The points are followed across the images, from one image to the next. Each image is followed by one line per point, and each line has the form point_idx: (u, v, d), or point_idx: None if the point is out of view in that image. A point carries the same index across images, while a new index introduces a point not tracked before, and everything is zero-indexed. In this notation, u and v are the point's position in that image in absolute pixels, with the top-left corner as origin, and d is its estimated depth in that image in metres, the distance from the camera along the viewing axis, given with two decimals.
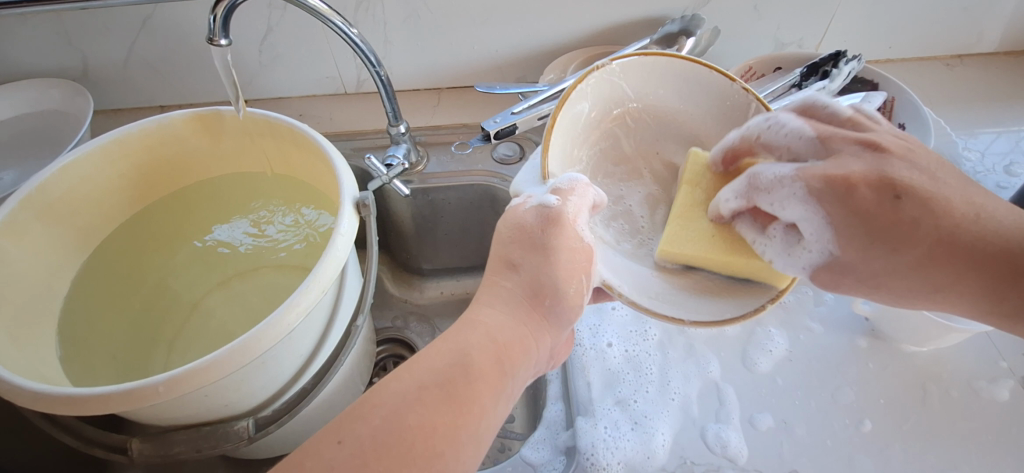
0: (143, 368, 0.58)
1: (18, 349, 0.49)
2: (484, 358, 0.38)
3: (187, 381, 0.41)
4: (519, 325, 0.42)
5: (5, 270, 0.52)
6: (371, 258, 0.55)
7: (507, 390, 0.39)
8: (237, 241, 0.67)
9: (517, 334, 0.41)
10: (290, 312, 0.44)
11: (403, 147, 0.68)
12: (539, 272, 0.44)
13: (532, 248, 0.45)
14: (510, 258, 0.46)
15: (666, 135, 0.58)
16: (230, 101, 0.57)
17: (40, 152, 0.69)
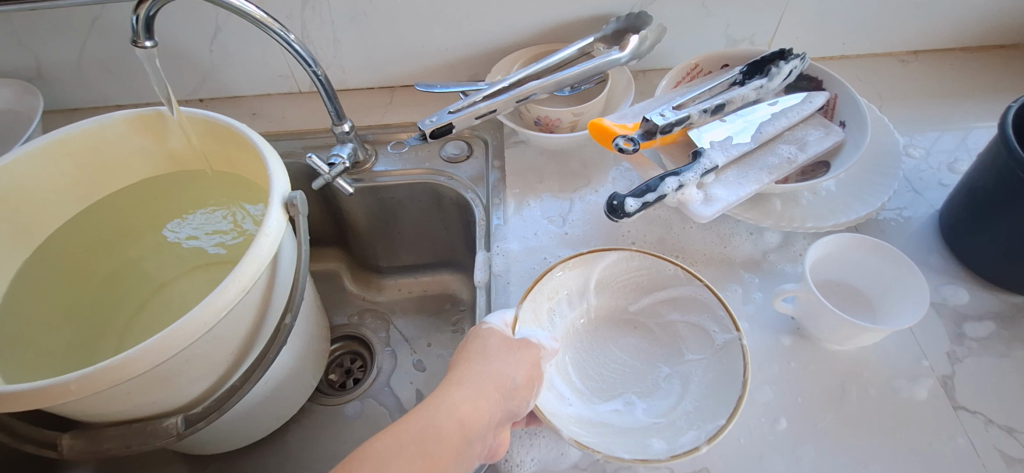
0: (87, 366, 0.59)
1: None
2: (450, 428, 0.38)
3: (99, 379, 0.42)
4: (483, 398, 0.41)
5: None
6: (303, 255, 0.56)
7: (466, 459, 0.38)
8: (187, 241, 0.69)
9: (478, 406, 0.41)
10: (208, 312, 0.45)
11: (348, 146, 0.68)
12: (506, 369, 0.43)
13: (509, 346, 0.45)
14: (483, 348, 0.45)
15: (638, 307, 0.53)
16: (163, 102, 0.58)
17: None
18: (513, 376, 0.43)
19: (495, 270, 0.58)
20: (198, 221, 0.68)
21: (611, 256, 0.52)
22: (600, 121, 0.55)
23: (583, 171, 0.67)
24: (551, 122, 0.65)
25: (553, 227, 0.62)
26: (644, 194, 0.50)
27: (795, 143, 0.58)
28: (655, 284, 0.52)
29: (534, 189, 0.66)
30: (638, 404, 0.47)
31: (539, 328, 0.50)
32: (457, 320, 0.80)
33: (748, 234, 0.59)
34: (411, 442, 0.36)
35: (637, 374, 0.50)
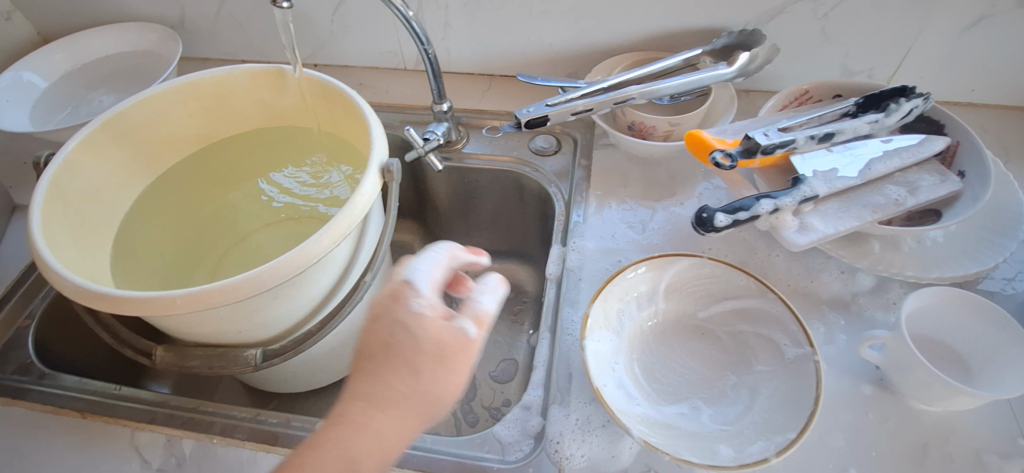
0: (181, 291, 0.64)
1: (74, 249, 0.56)
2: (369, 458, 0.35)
3: (202, 299, 0.46)
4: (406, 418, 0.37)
5: (79, 179, 0.59)
6: (391, 220, 0.59)
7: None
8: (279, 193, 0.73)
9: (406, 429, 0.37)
10: (301, 256, 0.48)
11: (443, 125, 0.71)
12: (434, 391, 0.38)
13: (440, 359, 0.38)
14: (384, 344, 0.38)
15: (708, 317, 0.51)
16: (290, 62, 0.62)
17: (130, 86, 0.77)
18: (446, 401, 0.39)
19: (568, 265, 0.59)
20: (294, 176, 0.72)
21: (683, 260, 0.51)
22: (699, 132, 0.54)
23: (671, 183, 0.66)
24: (644, 129, 0.65)
25: (632, 233, 0.61)
26: (736, 212, 0.48)
27: (905, 185, 0.54)
28: (726, 293, 0.51)
29: (618, 193, 0.65)
30: (705, 410, 0.46)
31: (608, 330, 0.49)
32: (520, 311, 0.82)
33: (839, 272, 0.56)
34: (336, 470, 0.34)
35: (707, 381, 0.49)
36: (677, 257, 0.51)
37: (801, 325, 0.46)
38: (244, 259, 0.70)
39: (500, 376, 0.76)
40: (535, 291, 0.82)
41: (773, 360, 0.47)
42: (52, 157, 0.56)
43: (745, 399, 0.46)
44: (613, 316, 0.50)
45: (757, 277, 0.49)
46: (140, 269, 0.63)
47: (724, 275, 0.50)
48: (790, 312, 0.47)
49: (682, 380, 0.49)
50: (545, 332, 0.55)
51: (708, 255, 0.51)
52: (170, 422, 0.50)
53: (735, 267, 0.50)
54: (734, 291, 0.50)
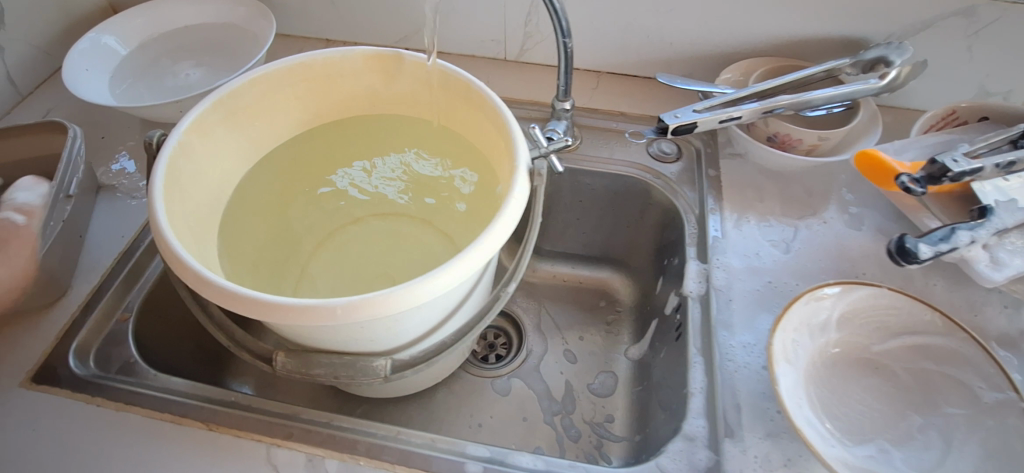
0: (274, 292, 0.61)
1: (190, 241, 0.51)
2: None
3: (363, 308, 0.41)
4: None
5: (190, 163, 0.53)
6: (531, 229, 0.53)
7: None
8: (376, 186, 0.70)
9: None
10: (464, 266, 0.44)
11: (563, 124, 0.66)
12: None
13: None
14: None
15: (885, 351, 0.49)
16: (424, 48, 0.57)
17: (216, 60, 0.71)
18: None
19: (716, 284, 0.56)
20: (392, 169, 0.69)
21: (859, 289, 0.48)
22: (876, 153, 0.51)
23: (810, 199, 0.62)
24: (788, 141, 0.61)
25: (777, 252, 0.58)
26: (939, 243, 0.45)
27: None
28: (907, 327, 0.48)
29: (755, 208, 0.62)
30: (896, 454, 0.44)
31: (789, 364, 0.46)
32: (615, 321, 0.79)
33: (1003, 307, 0.54)
34: None
35: (892, 421, 0.46)
36: (860, 286, 0.48)
37: (1002, 370, 0.44)
38: (342, 253, 0.69)
39: (598, 389, 0.74)
40: (631, 301, 0.79)
41: (966, 403, 0.45)
42: (167, 138, 0.50)
43: (936, 443, 0.44)
44: (792, 347, 0.47)
45: (944, 312, 0.47)
46: (243, 269, 0.60)
47: (908, 309, 0.48)
48: (980, 349, 0.45)
49: (864, 419, 0.46)
50: (697, 355, 0.52)
51: (890, 286, 0.48)
52: (308, 437, 0.46)
53: (920, 301, 0.47)
54: (917, 326, 0.48)
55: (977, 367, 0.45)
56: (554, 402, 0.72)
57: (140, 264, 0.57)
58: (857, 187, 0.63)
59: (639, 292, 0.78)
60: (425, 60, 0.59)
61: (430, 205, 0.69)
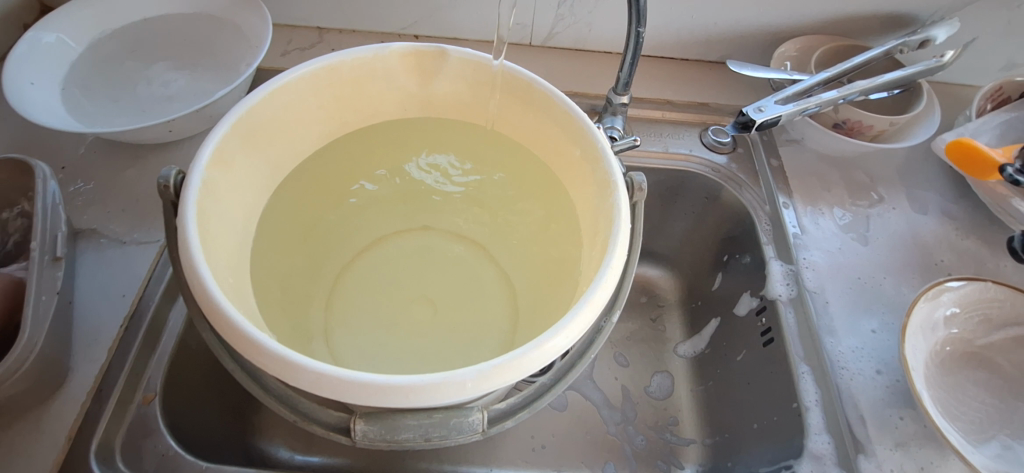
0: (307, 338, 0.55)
1: (234, 297, 0.42)
2: None
3: (495, 376, 0.35)
4: None
5: (216, 204, 0.43)
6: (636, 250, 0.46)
7: None
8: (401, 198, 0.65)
9: None
10: (593, 309, 0.39)
11: (619, 118, 0.60)
12: None
13: None
14: None
15: (991, 343, 0.49)
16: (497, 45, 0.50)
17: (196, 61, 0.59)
18: None
19: (808, 286, 0.54)
20: (405, 183, 0.64)
21: (964, 285, 0.48)
22: (973, 143, 0.49)
23: (872, 184, 0.62)
24: (857, 127, 0.59)
25: (858, 246, 0.57)
26: None
27: None
28: (1014, 319, 0.48)
29: (824, 198, 0.60)
30: (1019, 448, 0.44)
31: (914, 372, 0.45)
32: (662, 315, 0.73)
33: None
34: None
35: (1008, 415, 0.46)
36: (968, 284, 0.47)
37: None
38: (372, 275, 0.64)
39: (655, 391, 0.69)
40: (678, 293, 0.73)
41: None
42: (189, 179, 0.40)
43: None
44: (913, 354, 0.46)
45: None
46: (280, 321, 0.53)
47: (1014, 302, 0.48)
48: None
49: (983, 416, 0.46)
50: (803, 364, 0.50)
51: (996, 280, 0.48)
52: None
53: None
54: (1022, 317, 0.48)
55: None
56: (613, 410, 0.67)
57: (159, 318, 0.47)
58: (913, 169, 0.63)
59: (686, 283, 0.73)
60: (493, 62, 0.51)
61: (453, 216, 0.66)
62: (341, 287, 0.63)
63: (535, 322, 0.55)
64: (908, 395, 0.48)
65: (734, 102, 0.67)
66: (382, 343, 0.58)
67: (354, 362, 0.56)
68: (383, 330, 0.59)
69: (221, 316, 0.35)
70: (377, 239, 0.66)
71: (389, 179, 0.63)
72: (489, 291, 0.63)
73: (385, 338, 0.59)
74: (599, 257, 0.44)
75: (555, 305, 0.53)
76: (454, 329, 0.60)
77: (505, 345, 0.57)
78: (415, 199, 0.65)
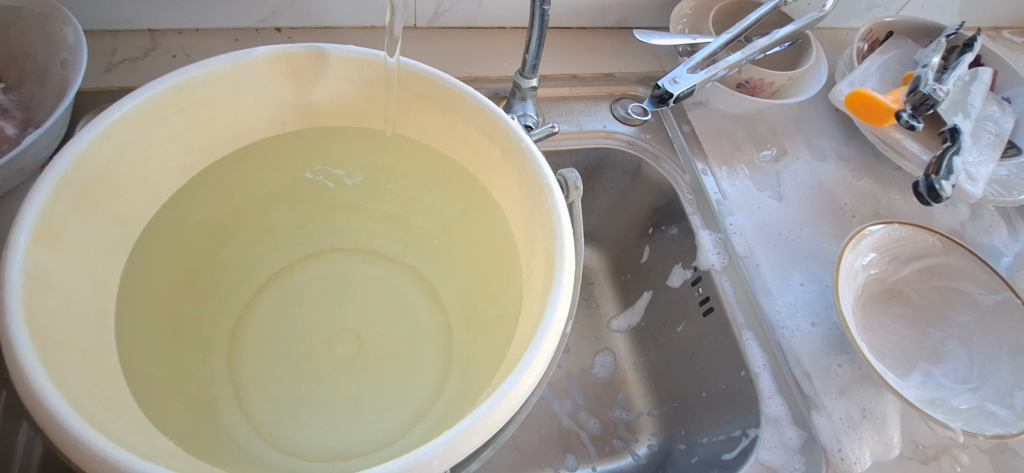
0: (208, 413, 0.46)
1: (106, 409, 0.33)
2: None
3: (463, 444, 0.31)
4: None
5: (51, 294, 0.33)
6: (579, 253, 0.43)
7: None
8: (297, 222, 0.56)
9: None
10: (555, 338, 0.35)
11: (529, 103, 0.57)
12: None
13: None
14: None
15: (901, 278, 0.52)
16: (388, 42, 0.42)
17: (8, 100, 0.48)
18: None
19: (739, 252, 0.54)
20: (295, 207, 0.55)
21: (877, 229, 0.50)
22: (870, 94, 0.51)
23: (774, 137, 0.63)
24: (759, 85, 0.60)
25: (775, 203, 0.58)
26: (951, 175, 0.47)
27: (991, 120, 0.60)
28: (916, 253, 0.52)
29: (737, 158, 0.61)
30: (938, 372, 0.48)
31: (849, 321, 0.47)
32: (593, 294, 0.71)
33: (944, 205, 0.61)
34: None
35: (925, 342, 0.50)
36: (879, 228, 0.50)
37: (996, 274, 0.50)
38: (278, 317, 0.55)
39: (599, 372, 0.66)
40: (607, 268, 0.71)
41: (969, 308, 0.50)
42: (4, 277, 0.30)
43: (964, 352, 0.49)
44: (845, 303, 0.48)
45: (939, 232, 0.51)
46: (177, 405, 0.43)
47: (915, 237, 0.51)
48: (979, 262, 0.50)
49: (905, 350, 0.49)
50: (747, 331, 0.50)
51: (899, 220, 0.51)
52: None
53: (924, 227, 0.51)
54: (923, 251, 0.52)
55: (975, 274, 0.50)
56: (563, 400, 0.64)
57: (6, 441, 0.38)
58: (807, 117, 0.66)
59: (614, 256, 0.71)
60: (387, 59, 0.43)
61: (359, 234, 0.58)
62: (241, 340, 0.53)
63: (475, 340, 0.51)
64: (841, 341, 0.50)
65: (636, 71, 0.66)
66: (306, 396, 0.51)
67: (278, 426, 0.48)
68: (303, 380, 0.51)
69: (92, 456, 0.27)
70: (275, 275, 0.56)
71: (276, 205, 0.54)
72: (416, 311, 0.57)
73: (309, 388, 0.51)
74: (545, 271, 0.40)
75: (494, 319, 0.49)
76: (386, 361, 0.54)
77: (446, 369, 0.52)
78: (310, 223, 0.57)
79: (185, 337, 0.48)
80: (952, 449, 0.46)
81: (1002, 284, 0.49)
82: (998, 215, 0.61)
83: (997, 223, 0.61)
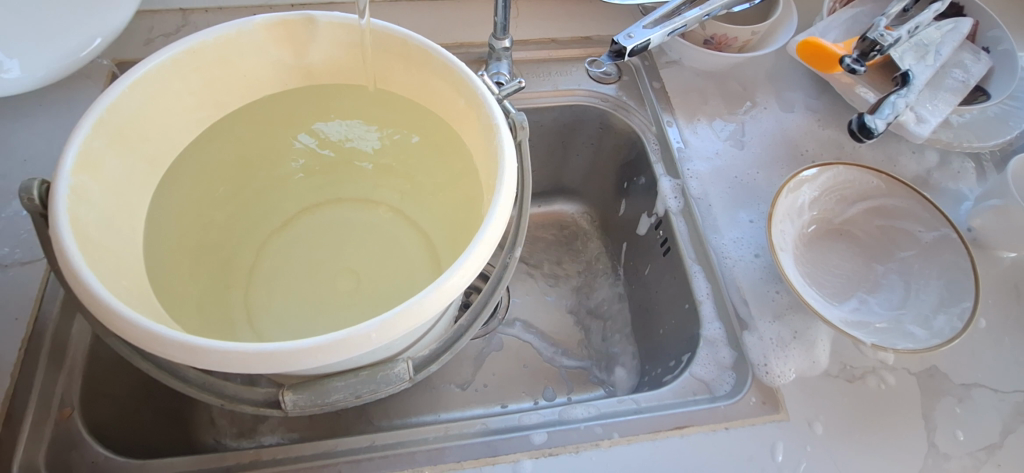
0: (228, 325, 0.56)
1: (129, 297, 0.42)
2: None
3: (397, 324, 0.38)
4: None
5: (93, 208, 0.43)
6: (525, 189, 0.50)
7: None
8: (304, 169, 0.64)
9: None
10: (486, 249, 0.41)
11: (504, 63, 0.62)
12: None
13: None
14: None
15: (850, 218, 0.55)
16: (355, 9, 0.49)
17: (82, 75, 0.60)
18: None
19: (693, 195, 0.58)
20: (301, 157, 0.63)
21: (821, 172, 0.54)
22: (817, 40, 0.54)
23: (744, 92, 0.66)
24: (724, 41, 0.63)
25: (735, 151, 0.61)
26: (887, 115, 0.50)
27: (962, 68, 0.62)
28: (860, 194, 0.55)
29: (702, 110, 0.64)
30: (873, 301, 0.51)
31: (783, 251, 0.51)
32: (581, 247, 0.76)
33: (911, 153, 0.62)
34: None
35: (869, 278, 0.53)
36: (826, 168, 0.53)
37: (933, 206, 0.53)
38: (289, 255, 0.64)
39: (580, 315, 0.72)
40: (592, 221, 0.77)
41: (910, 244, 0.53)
42: (54, 188, 0.39)
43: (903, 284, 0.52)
44: (780, 238, 0.51)
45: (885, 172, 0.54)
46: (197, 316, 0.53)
47: (860, 179, 0.54)
48: (921, 201, 0.53)
49: (848, 283, 0.53)
50: (695, 264, 0.55)
51: (846, 161, 0.54)
52: (357, 469, 0.43)
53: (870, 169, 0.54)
54: (868, 191, 0.55)
55: (914, 212, 0.53)
56: (544, 338, 0.70)
57: (61, 334, 0.47)
58: (780, 72, 0.68)
59: (597, 210, 0.76)
60: (361, 21, 0.50)
61: (359, 184, 0.66)
62: (258, 273, 0.62)
63: None
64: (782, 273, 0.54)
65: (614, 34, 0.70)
66: (311, 318, 0.59)
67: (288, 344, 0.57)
68: (307, 310, 0.60)
69: (114, 317, 0.36)
70: (285, 220, 0.65)
71: (284, 155, 0.62)
72: (408, 250, 0.65)
73: (313, 312, 0.60)
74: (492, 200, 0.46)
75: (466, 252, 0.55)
76: (381, 292, 0.62)
77: None
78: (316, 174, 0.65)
79: (209, 266, 0.58)
80: (879, 371, 0.49)
81: (942, 222, 0.52)
82: (968, 163, 0.62)
83: (966, 170, 0.62)
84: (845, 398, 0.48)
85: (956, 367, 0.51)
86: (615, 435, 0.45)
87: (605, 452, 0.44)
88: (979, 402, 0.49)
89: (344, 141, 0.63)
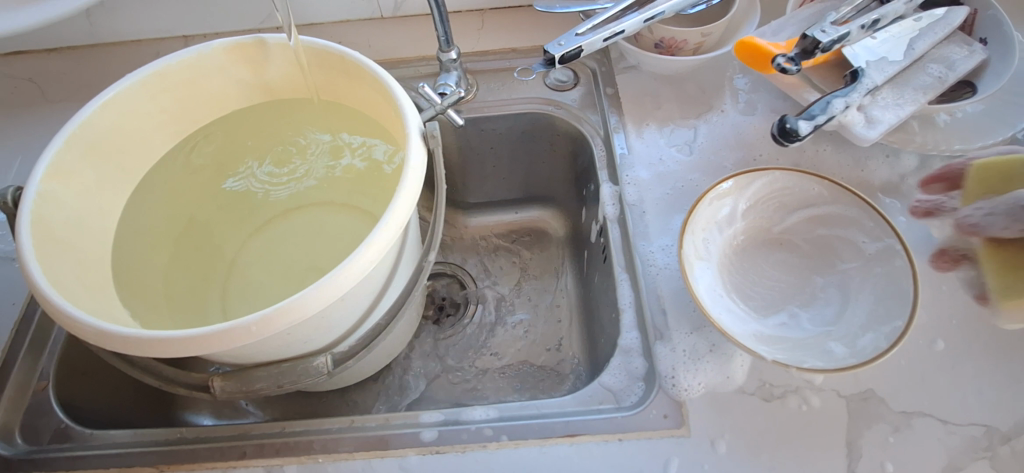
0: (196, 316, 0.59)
1: (82, 288, 0.48)
2: None
3: (279, 318, 0.41)
4: None
5: (62, 211, 0.50)
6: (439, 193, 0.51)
7: None
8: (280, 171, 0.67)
9: None
10: (375, 250, 0.44)
11: (453, 75, 0.63)
12: None
13: None
14: None
15: (790, 226, 0.52)
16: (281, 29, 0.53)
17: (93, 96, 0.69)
18: None
19: (628, 201, 0.57)
20: (279, 162, 0.67)
21: (753, 179, 0.50)
22: (753, 39, 0.50)
23: (703, 95, 0.63)
24: (674, 44, 0.61)
25: (681, 156, 0.59)
26: (816, 117, 0.46)
27: (945, 62, 0.55)
28: (801, 200, 0.51)
29: (654, 115, 0.63)
30: (803, 315, 0.48)
31: (700, 261, 0.49)
32: (546, 252, 0.77)
33: (885, 157, 0.57)
34: None
35: (806, 291, 0.49)
36: (755, 174, 0.50)
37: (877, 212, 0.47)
38: (267, 255, 0.66)
39: (541, 320, 0.71)
40: (562, 227, 0.77)
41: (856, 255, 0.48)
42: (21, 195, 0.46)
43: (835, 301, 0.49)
44: (698, 248, 0.49)
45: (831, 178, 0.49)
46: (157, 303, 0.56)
47: (800, 185, 0.50)
48: (869, 211, 0.47)
49: (782, 298, 0.49)
50: (622, 271, 0.54)
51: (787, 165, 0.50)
52: (261, 452, 0.47)
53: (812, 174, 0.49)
54: (810, 197, 0.50)
55: (856, 221, 0.48)
56: (501, 344, 0.70)
57: (45, 324, 0.55)
58: (747, 73, 0.64)
59: (566, 215, 0.76)
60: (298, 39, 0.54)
61: (334, 186, 0.67)
62: (236, 273, 0.64)
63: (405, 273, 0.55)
64: None
65: None
66: None
67: None
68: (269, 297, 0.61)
69: (47, 304, 0.42)
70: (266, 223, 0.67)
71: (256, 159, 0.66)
72: None
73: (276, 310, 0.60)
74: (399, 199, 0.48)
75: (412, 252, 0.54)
76: None
77: None
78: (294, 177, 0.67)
79: (185, 263, 0.62)
80: (803, 391, 0.46)
81: (885, 231, 0.46)
82: None
83: None
84: (759, 418, 0.45)
85: (897, 391, 0.46)
86: (504, 438, 0.45)
87: (491, 454, 0.45)
88: (918, 432, 0.45)
89: (318, 145, 0.66)
